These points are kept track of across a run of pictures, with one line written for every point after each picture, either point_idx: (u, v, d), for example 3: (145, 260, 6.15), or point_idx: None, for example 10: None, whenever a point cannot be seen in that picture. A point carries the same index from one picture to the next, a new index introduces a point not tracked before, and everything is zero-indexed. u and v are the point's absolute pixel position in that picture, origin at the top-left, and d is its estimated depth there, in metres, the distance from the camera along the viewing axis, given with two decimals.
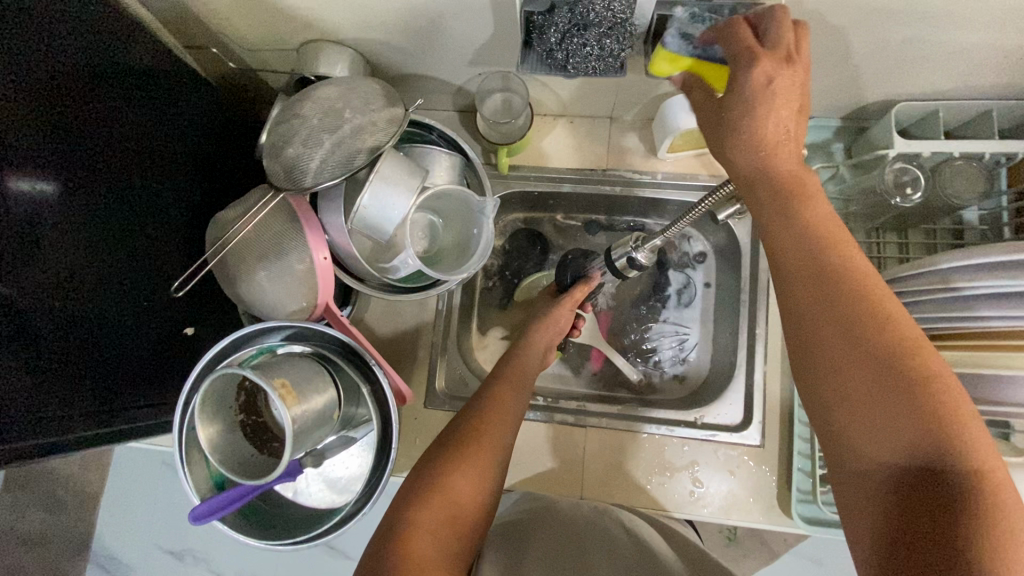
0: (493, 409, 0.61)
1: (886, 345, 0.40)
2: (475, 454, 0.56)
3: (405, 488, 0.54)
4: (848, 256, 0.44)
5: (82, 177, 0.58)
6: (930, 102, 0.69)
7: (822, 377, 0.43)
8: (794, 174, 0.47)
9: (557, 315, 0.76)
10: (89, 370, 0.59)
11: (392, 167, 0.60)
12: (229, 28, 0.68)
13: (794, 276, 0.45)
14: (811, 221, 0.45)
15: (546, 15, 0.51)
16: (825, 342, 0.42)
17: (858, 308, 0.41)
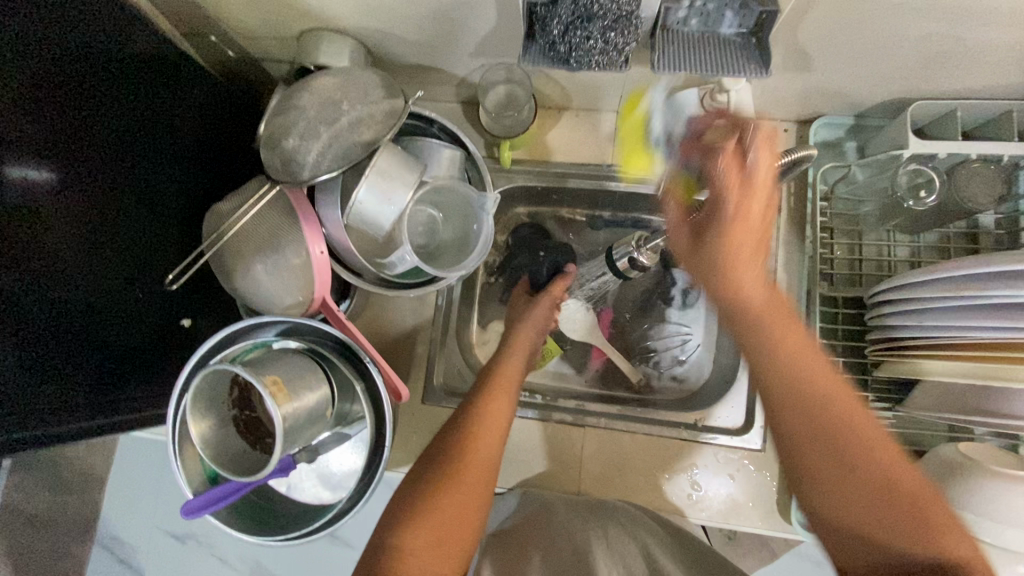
0: (481, 419, 0.60)
1: (861, 452, 0.46)
2: (463, 471, 0.55)
3: (394, 504, 0.54)
4: (813, 363, 0.50)
5: (78, 166, 0.58)
6: (948, 101, 0.67)
7: (817, 488, 0.47)
8: (768, 298, 0.52)
9: (534, 316, 0.75)
10: (87, 362, 0.60)
11: (390, 161, 0.59)
12: (228, 17, 0.67)
13: (782, 408, 0.49)
14: (783, 343, 0.50)
15: (549, 6, 0.49)
16: (816, 455, 0.48)
17: (836, 422, 0.47)
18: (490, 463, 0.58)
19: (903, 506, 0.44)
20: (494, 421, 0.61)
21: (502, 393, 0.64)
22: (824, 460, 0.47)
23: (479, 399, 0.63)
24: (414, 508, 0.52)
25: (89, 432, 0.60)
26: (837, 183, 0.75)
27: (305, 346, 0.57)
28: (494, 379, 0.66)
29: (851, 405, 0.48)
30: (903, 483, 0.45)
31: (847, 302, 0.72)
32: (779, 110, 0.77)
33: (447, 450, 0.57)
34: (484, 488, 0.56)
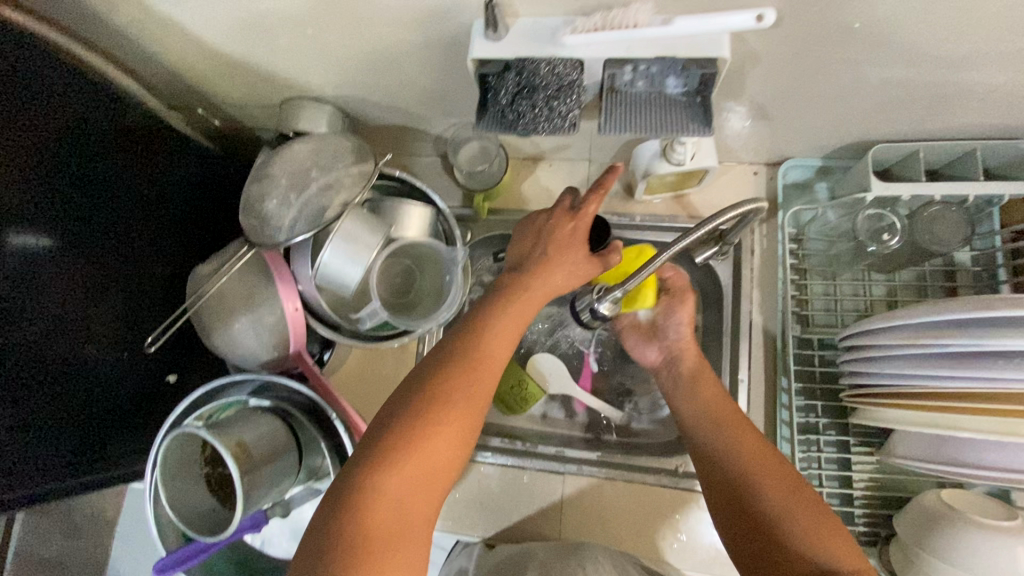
0: (482, 363, 0.53)
1: (765, 465, 0.58)
2: (449, 412, 0.50)
3: (370, 434, 0.50)
4: (726, 416, 0.63)
5: (69, 229, 0.61)
6: (909, 143, 0.68)
7: (725, 505, 0.59)
8: (692, 351, 0.71)
9: (555, 280, 0.59)
10: (67, 421, 0.62)
11: (354, 225, 0.62)
12: (213, 88, 0.71)
13: (700, 423, 0.65)
14: (703, 384, 0.68)
15: (499, 76, 0.53)
16: (737, 474, 0.59)
17: (746, 444, 0.60)
18: (478, 403, 0.52)
19: (789, 515, 0.54)
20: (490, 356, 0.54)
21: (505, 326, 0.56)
22: (725, 490, 0.59)
23: (483, 328, 0.56)
24: (389, 444, 0.48)
25: (62, 490, 0.63)
26: (809, 224, 0.75)
27: (274, 402, 0.59)
28: (499, 304, 0.58)
29: (747, 429, 0.62)
30: (781, 492, 0.56)
31: (824, 343, 0.71)
32: (747, 154, 0.78)
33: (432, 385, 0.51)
34: (471, 426, 0.51)
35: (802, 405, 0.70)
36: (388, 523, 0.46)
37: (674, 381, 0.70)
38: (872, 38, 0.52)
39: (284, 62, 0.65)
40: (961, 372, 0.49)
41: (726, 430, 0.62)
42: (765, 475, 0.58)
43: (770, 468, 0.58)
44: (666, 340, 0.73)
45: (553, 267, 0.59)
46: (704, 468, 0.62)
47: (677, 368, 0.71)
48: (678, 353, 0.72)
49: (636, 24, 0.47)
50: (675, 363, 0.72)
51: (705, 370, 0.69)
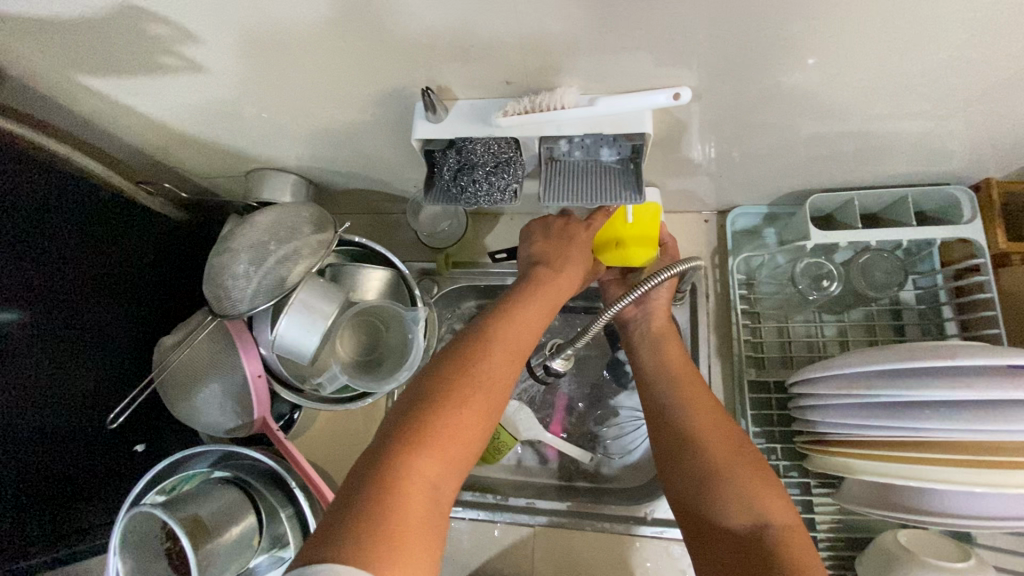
0: (503, 348, 0.56)
1: (715, 424, 0.60)
2: (481, 393, 0.51)
3: (404, 415, 0.49)
4: (684, 380, 0.65)
5: (34, 305, 0.63)
6: (845, 192, 0.71)
7: (672, 459, 0.60)
8: (665, 320, 0.73)
9: (570, 271, 0.66)
10: (21, 501, 0.62)
11: (310, 294, 0.64)
12: (183, 163, 0.75)
13: (660, 385, 0.66)
14: (667, 352, 0.69)
15: (442, 154, 0.57)
16: (687, 431, 0.60)
17: (700, 405, 0.62)
18: (504, 389, 0.54)
19: (731, 470, 0.56)
20: (516, 340, 0.57)
21: (530, 313, 0.60)
22: (670, 443, 0.61)
23: (505, 316, 0.59)
24: (426, 422, 0.48)
25: (28, 567, 0.64)
26: (759, 269, 0.78)
27: (234, 474, 0.60)
28: (526, 292, 0.63)
29: (703, 393, 0.63)
30: (729, 449, 0.57)
31: (780, 386, 0.73)
32: (697, 205, 0.81)
33: (466, 364, 0.53)
34: (495, 411, 0.52)
35: (761, 449, 0.71)
36: (420, 506, 0.44)
37: (643, 339, 0.72)
38: (792, 102, 0.56)
39: (247, 140, 0.68)
40: (895, 421, 0.51)
41: (682, 387, 0.64)
42: (712, 431, 0.59)
43: (718, 425, 0.60)
44: (647, 302, 0.72)
45: (581, 259, 0.68)
46: (654, 423, 0.64)
47: (648, 333, 0.72)
48: (651, 317, 0.73)
49: (563, 105, 0.51)
50: (647, 323, 0.73)
51: (672, 335, 0.72)
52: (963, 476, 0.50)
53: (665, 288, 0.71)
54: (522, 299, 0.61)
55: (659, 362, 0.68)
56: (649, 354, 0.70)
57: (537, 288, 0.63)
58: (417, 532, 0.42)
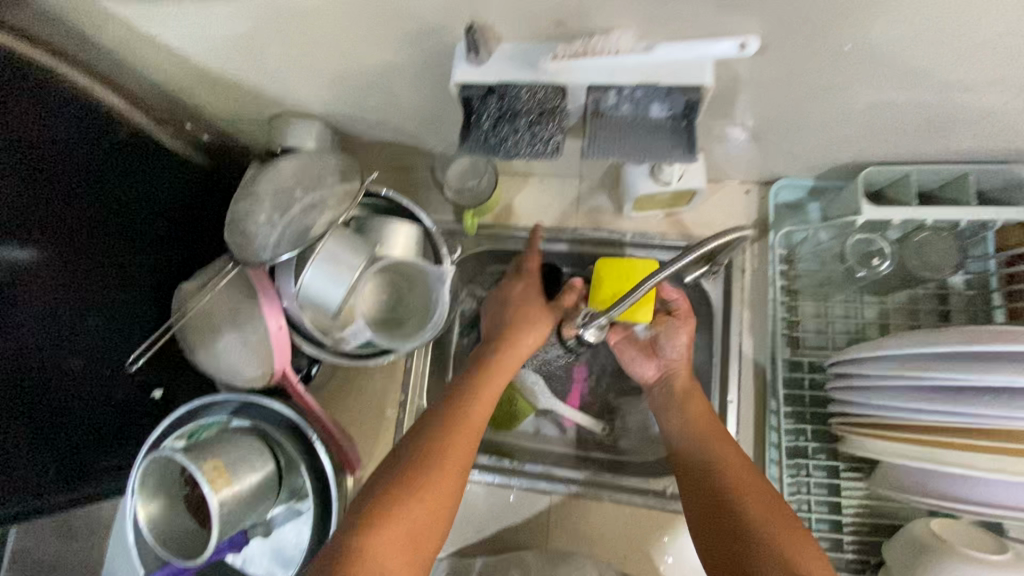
0: (457, 431, 0.58)
1: (750, 483, 0.58)
2: (435, 471, 0.54)
3: (351, 510, 0.51)
4: (718, 437, 0.63)
5: (54, 241, 0.62)
6: (902, 166, 0.67)
7: (704, 518, 0.58)
8: (687, 370, 0.71)
9: (523, 339, 0.68)
10: (39, 439, 0.63)
11: (337, 245, 0.62)
12: (205, 104, 0.72)
13: (688, 442, 0.65)
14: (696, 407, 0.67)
15: (482, 100, 0.53)
16: (719, 487, 0.59)
17: (733, 461, 0.60)
18: (454, 479, 0.55)
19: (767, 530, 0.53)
20: (472, 425, 0.59)
21: (484, 395, 0.62)
22: (704, 505, 0.59)
23: (458, 402, 0.60)
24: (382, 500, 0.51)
25: (48, 505, 0.64)
26: (800, 244, 0.74)
27: (253, 423, 0.59)
28: (482, 373, 0.64)
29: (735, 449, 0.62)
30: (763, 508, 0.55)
31: (814, 367, 0.71)
32: (739, 174, 0.78)
33: (426, 444, 0.56)
34: (454, 489, 0.54)
35: (791, 429, 0.69)
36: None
37: (668, 402, 0.69)
38: (862, 63, 0.51)
39: (272, 80, 0.65)
40: (947, 407, 0.49)
41: (715, 447, 0.62)
42: (747, 491, 0.57)
43: (754, 486, 0.58)
44: (667, 360, 0.72)
45: (537, 325, 0.69)
46: (687, 482, 0.62)
47: (670, 386, 0.71)
48: (673, 372, 0.71)
49: (617, 51, 0.47)
50: (669, 382, 0.71)
51: (696, 392, 0.69)
52: (1016, 466, 0.48)
53: (683, 342, 0.71)
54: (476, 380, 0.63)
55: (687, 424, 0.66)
56: (674, 414, 0.68)
57: (495, 369, 0.65)
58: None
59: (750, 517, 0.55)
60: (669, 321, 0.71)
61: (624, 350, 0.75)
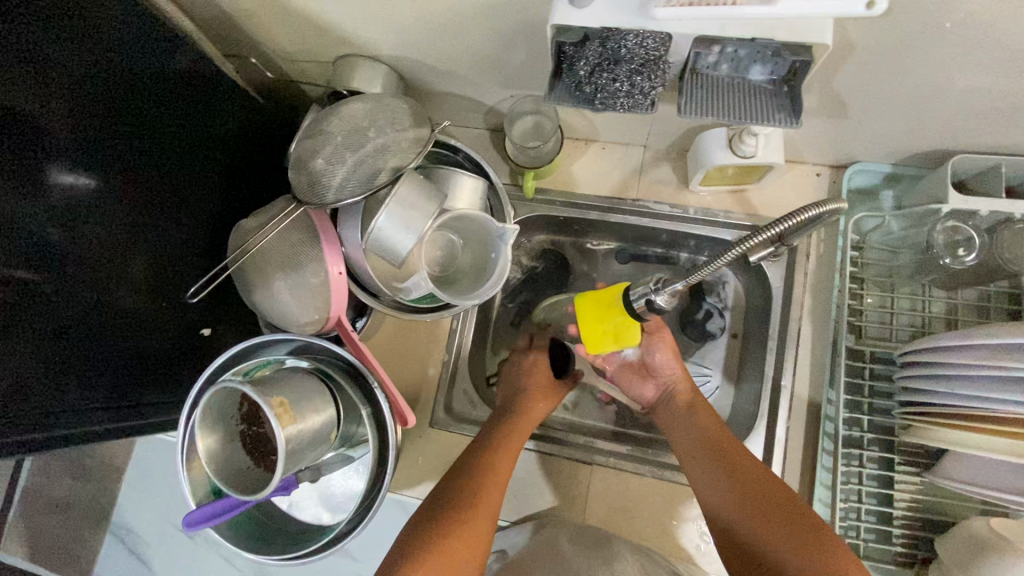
0: (485, 480, 0.63)
1: (757, 485, 0.60)
2: (472, 519, 0.60)
3: (392, 555, 0.57)
4: (722, 439, 0.66)
5: (110, 168, 0.59)
6: (992, 155, 0.64)
7: (724, 524, 0.61)
8: (684, 380, 0.75)
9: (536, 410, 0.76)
10: (102, 367, 0.61)
11: (410, 192, 0.60)
12: (270, 38, 0.69)
13: (691, 453, 0.67)
14: (698, 416, 0.70)
15: (578, 46, 0.51)
16: (729, 494, 0.61)
17: (739, 464, 0.62)
18: (484, 528, 0.60)
19: (785, 529, 0.56)
20: (500, 476, 0.65)
21: (508, 448, 0.68)
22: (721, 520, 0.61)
23: (484, 455, 0.66)
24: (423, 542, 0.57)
25: (91, 434, 0.60)
26: (871, 232, 0.72)
27: (314, 365, 0.58)
28: (504, 430, 0.70)
29: (738, 451, 0.64)
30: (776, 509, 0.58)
31: (876, 357, 0.69)
32: (811, 154, 0.75)
33: (460, 495, 0.62)
34: (486, 535, 0.60)
35: (847, 418, 0.68)
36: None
37: (671, 417, 0.72)
38: (981, 35, 0.49)
39: (347, 16, 0.62)
40: None
41: (728, 457, 0.63)
42: (756, 494, 0.60)
43: (764, 497, 0.59)
44: (662, 378, 0.77)
45: (542, 396, 0.78)
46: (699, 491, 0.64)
47: (672, 401, 0.74)
48: (672, 388, 0.75)
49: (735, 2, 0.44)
50: (670, 399, 0.74)
51: (699, 403, 0.72)
52: None
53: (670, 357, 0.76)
54: (500, 438, 0.69)
55: (698, 435, 0.67)
56: (680, 426, 0.70)
57: (515, 427, 0.71)
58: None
59: (771, 533, 0.57)
60: (652, 339, 0.76)
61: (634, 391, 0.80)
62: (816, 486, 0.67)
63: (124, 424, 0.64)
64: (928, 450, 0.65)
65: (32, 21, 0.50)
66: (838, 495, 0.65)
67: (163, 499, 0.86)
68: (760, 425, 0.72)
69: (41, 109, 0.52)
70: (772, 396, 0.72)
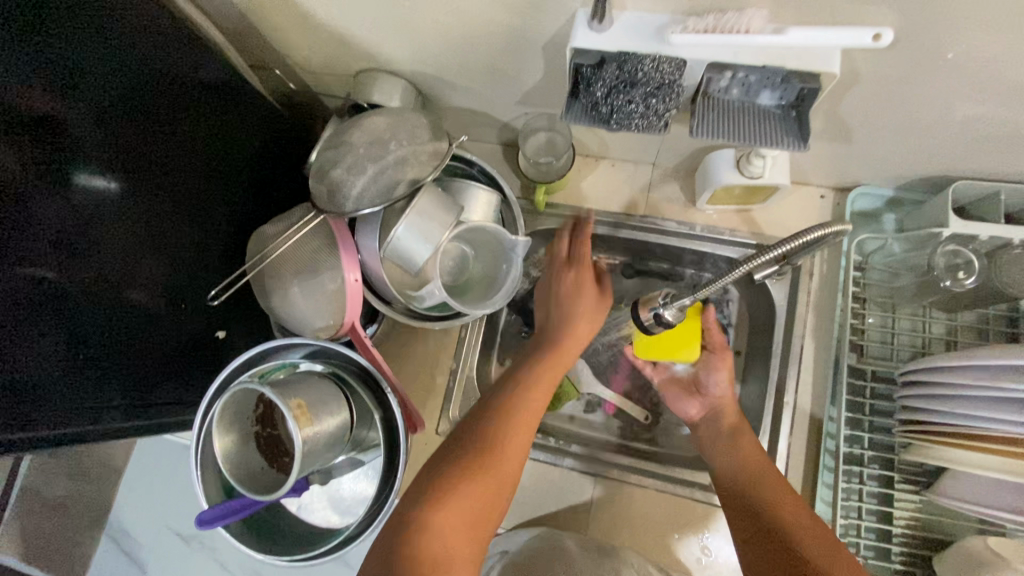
0: (517, 418, 0.60)
1: (777, 488, 0.63)
2: (497, 468, 0.56)
3: (420, 483, 0.54)
4: (750, 445, 0.68)
5: (132, 173, 0.61)
6: (991, 183, 0.66)
7: (742, 518, 0.63)
8: (730, 397, 0.75)
9: (579, 330, 0.72)
10: (121, 367, 0.61)
11: (430, 203, 0.62)
12: (294, 51, 0.72)
13: (719, 453, 0.70)
14: (732, 424, 0.72)
15: (594, 69, 0.53)
16: (750, 491, 0.64)
17: (763, 468, 0.65)
18: (515, 465, 0.58)
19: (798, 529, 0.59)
20: (533, 415, 0.62)
21: (542, 386, 0.65)
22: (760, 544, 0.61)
23: (517, 392, 0.63)
24: (445, 486, 0.53)
25: (108, 432, 0.60)
26: (873, 254, 0.74)
27: (328, 369, 0.60)
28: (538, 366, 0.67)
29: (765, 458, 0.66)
30: (792, 511, 0.61)
31: (877, 376, 0.70)
32: (816, 177, 0.77)
33: (484, 442, 0.57)
34: (510, 481, 0.57)
35: (848, 436, 0.69)
36: (439, 558, 0.48)
37: (715, 435, 0.72)
38: (982, 68, 0.51)
39: (371, 33, 0.65)
40: None
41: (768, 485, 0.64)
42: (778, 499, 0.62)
43: (784, 500, 0.62)
44: (711, 397, 0.76)
45: (586, 319, 0.72)
46: (737, 521, 0.64)
47: (716, 422, 0.74)
48: (718, 410, 0.75)
49: (748, 30, 0.47)
50: (715, 420, 0.74)
51: (744, 426, 0.72)
52: None
53: (722, 377, 0.75)
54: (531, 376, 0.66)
55: (738, 462, 0.67)
56: (715, 439, 0.72)
57: (549, 365, 0.67)
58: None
59: (790, 532, 0.59)
60: (709, 358, 0.76)
61: (676, 401, 0.80)
62: (817, 502, 0.68)
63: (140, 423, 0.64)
64: (928, 469, 0.66)
65: (67, 32, 0.52)
66: (839, 511, 0.66)
67: (165, 500, 0.86)
68: (762, 441, 0.74)
69: (73, 115, 0.54)
70: (775, 412, 0.74)
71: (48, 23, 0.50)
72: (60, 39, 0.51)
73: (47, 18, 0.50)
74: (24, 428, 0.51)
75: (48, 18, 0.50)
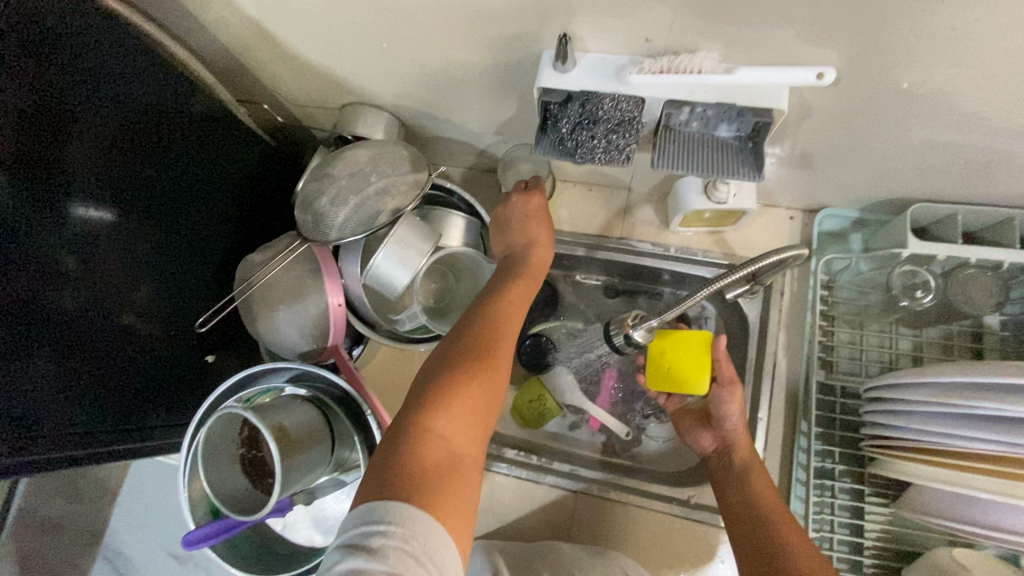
0: (497, 320, 0.57)
1: (782, 522, 0.60)
2: (491, 370, 0.53)
3: (410, 392, 0.51)
4: (758, 480, 0.65)
5: (124, 202, 0.63)
6: (950, 205, 0.68)
7: (747, 552, 0.59)
8: (744, 432, 0.71)
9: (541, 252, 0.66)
10: (112, 392, 0.64)
11: (408, 231, 0.66)
12: (282, 87, 0.75)
13: (728, 489, 0.67)
14: (743, 458, 0.68)
15: (561, 106, 0.56)
16: (757, 524, 0.61)
17: (772, 504, 0.62)
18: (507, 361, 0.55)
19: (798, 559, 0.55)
20: (515, 316, 0.59)
21: (519, 291, 0.62)
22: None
23: (495, 299, 0.60)
24: (440, 389, 0.50)
25: (97, 456, 0.63)
26: (840, 273, 0.76)
27: (310, 393, 0.62)
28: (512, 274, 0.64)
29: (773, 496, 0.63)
30: (797, 543, 0.57)
31: (847, 391, 0.73)
32: (785, 200, 0.80)
33: (474, 346, 0.54)
34: (504, 382, 0.54)
35: (819, 450, 0.71)
36: (446, 463, 0.47)
37: (726, 472, 0.68)
38: (926, 101, 0.54)
39: (353, 72, 0.68)
40: (983, 434, 0.53)
41: (780, 523, 0.59)
42: (784, 533, 0.58)
43: (787, 532, 0.58)
44: (722, 432, 0.71)
45: (544, 232, 0.67)
46: (745, 554, 0.60)
47: (727, 456, 0.70)
48: (730, 444, 0.70)
49: (699, 70, 0.50)
50: (726, 453, 0.70)
51: (757, 464, 0.67)
52: None
53: (733, 412, 0.69)
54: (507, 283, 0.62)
55: (749, 499, 0.64)
56: (731, 479, 0.67)
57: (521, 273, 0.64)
58: (456, 490, 0.45)
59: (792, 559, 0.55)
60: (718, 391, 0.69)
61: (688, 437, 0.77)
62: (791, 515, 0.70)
63: (129, 446, 0.66)
64: (897, 482, 0.68)
65: (65, 72, 0.54)
66: (811, 525, 0.68)
67: (152, 521, 0.88)
68: None
69: (69, 149, 0.56)
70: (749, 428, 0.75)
71: (48, 62, 0.53)
72: (65, 76, 0.54)
73: (53, 56, 0.53)
74: (15, 454, 0.54)
75: (51, 56, 0.53)
